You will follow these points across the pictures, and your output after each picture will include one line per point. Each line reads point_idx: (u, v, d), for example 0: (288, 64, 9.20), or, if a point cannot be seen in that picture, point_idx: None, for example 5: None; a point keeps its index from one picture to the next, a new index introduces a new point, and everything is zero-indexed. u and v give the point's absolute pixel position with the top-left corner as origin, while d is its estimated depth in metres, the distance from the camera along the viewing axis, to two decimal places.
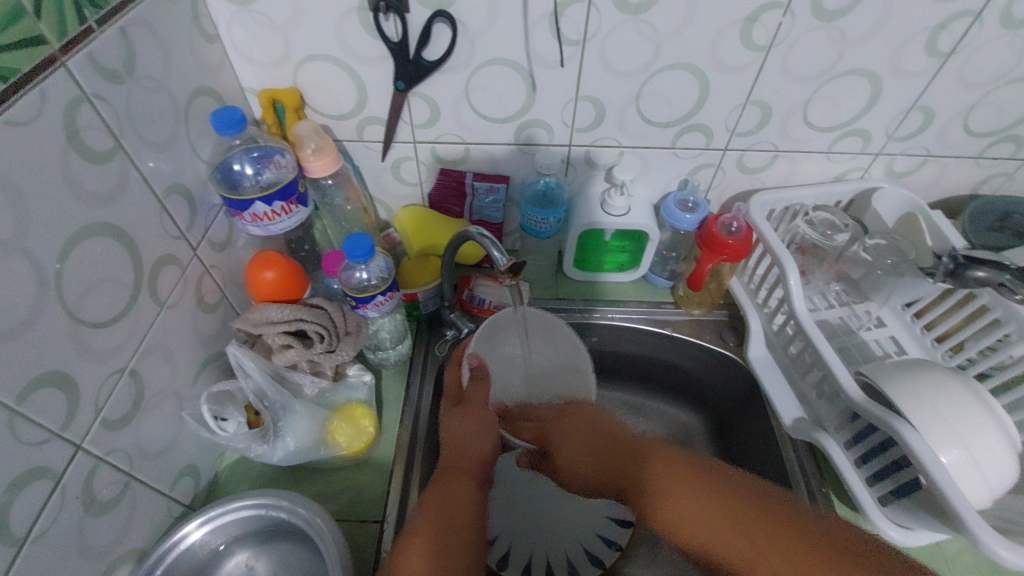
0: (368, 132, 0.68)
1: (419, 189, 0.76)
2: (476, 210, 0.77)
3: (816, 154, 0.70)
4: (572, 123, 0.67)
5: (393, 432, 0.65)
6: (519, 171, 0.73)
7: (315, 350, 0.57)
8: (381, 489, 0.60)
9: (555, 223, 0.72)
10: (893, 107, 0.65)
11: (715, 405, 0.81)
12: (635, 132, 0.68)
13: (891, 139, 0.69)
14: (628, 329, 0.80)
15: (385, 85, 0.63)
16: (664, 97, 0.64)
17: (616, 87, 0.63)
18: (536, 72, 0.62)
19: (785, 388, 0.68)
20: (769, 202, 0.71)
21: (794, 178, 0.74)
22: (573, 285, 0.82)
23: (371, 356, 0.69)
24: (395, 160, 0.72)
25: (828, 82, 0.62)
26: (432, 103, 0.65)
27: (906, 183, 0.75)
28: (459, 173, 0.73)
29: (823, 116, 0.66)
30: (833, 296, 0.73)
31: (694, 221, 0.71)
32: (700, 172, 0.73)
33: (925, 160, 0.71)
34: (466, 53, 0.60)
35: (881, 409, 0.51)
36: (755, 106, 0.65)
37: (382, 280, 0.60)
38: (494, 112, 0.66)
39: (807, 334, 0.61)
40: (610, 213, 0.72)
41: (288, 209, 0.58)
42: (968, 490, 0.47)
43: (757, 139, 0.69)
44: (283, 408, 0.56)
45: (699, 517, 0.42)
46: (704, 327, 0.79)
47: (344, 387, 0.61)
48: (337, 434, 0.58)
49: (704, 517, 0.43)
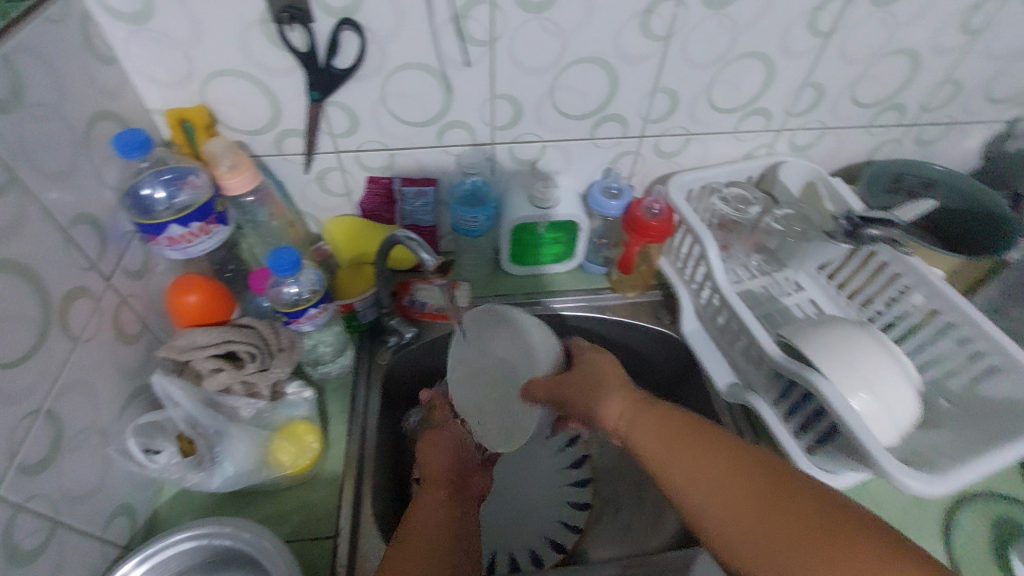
0: (287, 145, 0.67)
1: (347, 198, 0.76)
2: (408, 214, 0.77)
3: (725, 134, 0.75)
4: (492, 122, 0.69)
5: (340, 445, 0.65)
6: (446, 172, 0.74)
7: (247, 370, 0.56)
8: (331, 504, 0.60)
9: (485, 220, 0.74)
10: (788, 85, 0.69)
11: (658, 381, 0.85)
12: (554, 126, 0.70)
13: (790, 115, 0.74)
14: (569, 317, 0.82)
15: (298, 97, 0.62)
16: (577, 89, 0.66)
17: (530, 83, 0.65)
18: (450, 73, 0.62)
19: (717, 357, 0.71)
20: (686, 183, 0.76)
21: (709, 158, 0.78)
22: (513, 280, 0.84)
23: (312, 373, 0.69)
24: (319, 171, 0.71)
25: (727, 66, 0.66)
26: (350, 112, 0.65)
27: (808, 155, 0.80)
28: (386, 179, 0.73)
29: (726, 98, 0.70)
30: (754, 267, 0.76)
31: (620, 208, 0.73)
32: (621, 160, 0.76)
33: (823, 133, 0.77)
34: (378, 59, 0.60)
35: (798, 366, 0.55)
36: (663, 93, 0.68)
37: (314, 292, 0.60)
38: (413, 115, 0.66)
39: (729, 304, 0.65)
40: (539, 207, 0.74)
41: (208, 229, 0.57)
42: (878, 429, 0.52)
43: (669, 124, 0.72)
44: (219, 433, 0.54)
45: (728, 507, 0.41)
46: (640, 308, 0.82)
47: (282, 406, 0.61)
48: (280, 453, 0.57)
49: (741, 510, 0.41)
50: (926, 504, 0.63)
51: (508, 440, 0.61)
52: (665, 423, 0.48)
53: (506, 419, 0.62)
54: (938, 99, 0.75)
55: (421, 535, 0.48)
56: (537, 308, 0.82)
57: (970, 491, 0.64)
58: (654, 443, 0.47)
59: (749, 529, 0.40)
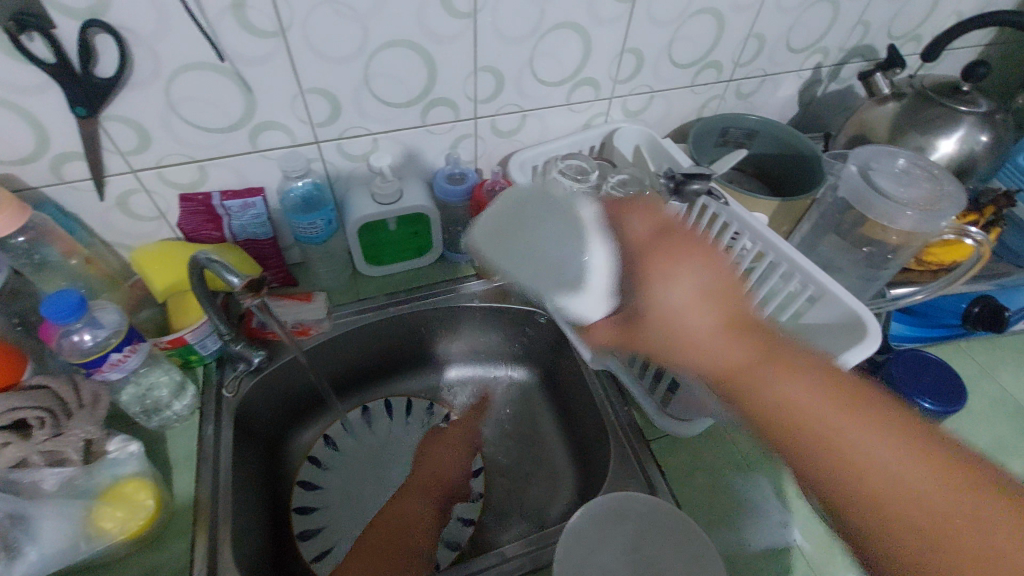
0: (67, 171, 0.58)
1: (163, 221, 0.68)
2: (238, 230, 0.70)
3: (559, 107, 0.75)
4: (309, 119, 0.63)
5: (188, 494, 0.59)
6: (272, 179, 0.68)
7: (38, 438, 0.49)
8: (183, 560, 0.55)
9: (326, 224, 0.69)
10: (607, 53, 0.70)
11: (538, 359, 0.85)
12: (379, 117, 0.66)
13: (617, 82, 0.75)
14: (438, 311, 0.80)
15: (63, 115, 0.54)
16: (393, 76, 0.63)
17: (339, 75, 0.60)
18: (244, 72, 0.57)
19: (581, 328, 0.73)
20: (528, 159, 0.75)
21: (549, 133, 0.78)
22: (374, 281, 0.81)
23: (148, 422, 0.62)
24: (119, 196, 0.63)
25: (543, 39, 0.65)
26: (135, 125, 0.57)
27: (644, 119, 0.83)
28: (203, 195, 0.66)
29: (550, 70, 0.69)
30: None
31: (465, 192, 0.73)
32: (461, 144, 0.74)
33: (652, 96, 0.79)
34: (151, 63, 0.53)
35: None
36: (485, 72, 0.66)
37: (117, 334, 0.53)
38: (214, 122, 0.59)
39: None
40: (381, 203, 0.71)
41: None
42: None
43: (500, 103, 0.71)
44: (20, 517, 0.48)
45: (898, 463, 0.36)
46: (508, 290, 0.82)
47: (104, 466, 0.53)
48: (103, 521, 0.51)
49: (915, 481, 0.36)
50: None
51: (504, 247, 0.48)
52: (787, 398, 0.40)
53: (547, 258, 0.45)
54: (748, 53, 0.79)
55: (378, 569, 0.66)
56: (404, 306, 0.78)
57: None
58: (776, 406, 0.40)
59: (927, 486, 0.35)
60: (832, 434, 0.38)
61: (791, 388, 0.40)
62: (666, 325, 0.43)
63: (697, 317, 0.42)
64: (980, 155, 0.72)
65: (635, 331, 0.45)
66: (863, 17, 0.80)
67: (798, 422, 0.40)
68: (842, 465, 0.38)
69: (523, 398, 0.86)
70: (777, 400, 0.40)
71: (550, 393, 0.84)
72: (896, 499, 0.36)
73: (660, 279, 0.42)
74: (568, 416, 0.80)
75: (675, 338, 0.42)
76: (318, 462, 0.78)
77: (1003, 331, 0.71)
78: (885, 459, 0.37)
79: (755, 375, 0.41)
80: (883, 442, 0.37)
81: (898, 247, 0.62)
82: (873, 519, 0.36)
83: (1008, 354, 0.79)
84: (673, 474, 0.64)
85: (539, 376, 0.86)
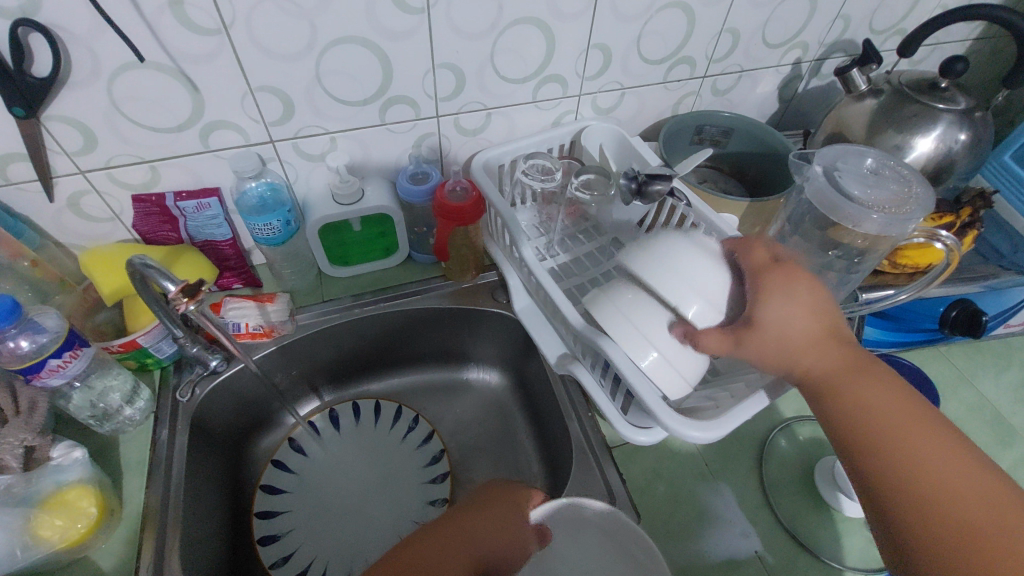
0: (12, 172, 0.57)
1: (118, 222, 0.67)
2: (196, 230, 0.69)
3: (525, 104, 0.73)
4: (261, 119, 0.62)
5: (137, 500, 0.58)
6: (229, 179, 0.67)
7: None
8: (129, 568, 0.54)
9: (284, 225, 0.67)
10: (572, 49, 0.68)
11: (509, 361, 0.84)
12: (336, 115, 0.65)
13: (584, 79, 0.73)
14: (405, 313, 0.79)
15: (1, 116, 0.52)
16: (347, 74, 0.61)
17: (290, 72, 0.59)
18: (188, 70, 0.55)
19: (547, 330, 0.71)
20: (493, 158, 0.72)
21: (517, 131, 0.76)
22: (341, 283, 0.79)
23: (98, 426, 0.60)
24: (70, 197, 0.62)
25: (502, 35, 0.63)
26: (78, 125, 0.56)
27: (616, 117, 0.81)
28: (157, 195, 0.65)
29: (512, 67, 0.67)
30: (581, 234, 0.77)
31: (427, 192, 0.70)
32: (425, 143, 0.73)
33: (622, 93, 0.77)
34: (89, 62, 0.51)
35: (592, 332, 0.56)
36: (444, 69, 0.64)
37: (56, 340, 0.52)
38: (161, 121, 0.58)
39: (540, 278, 0.64)
40: (342, 204, 0.70)
41: None
42: (666, 385, 0.53)
43: (462, 101, 0.69)
44: None
45: (938, 465, 0.39)
46: (477, 292, 0.80)
47: (47, 472, 0.52)
48: (41, 529, 0.49)
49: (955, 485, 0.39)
50: (746, 437, 0.66)
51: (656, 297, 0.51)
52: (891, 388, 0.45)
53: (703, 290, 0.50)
54: (721, 49, 0.77)
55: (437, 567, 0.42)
56: (368, 307, 0.77)
57: (784, 417, 0.68)
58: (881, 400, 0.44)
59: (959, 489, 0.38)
60: (898, 439, 0.42)
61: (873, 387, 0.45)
62: (777, 341, 0.49)
63: (800, 323, 0.49)
64: (958, 154, 0.69)
65: (750, 336, 0.49)
66: (842, 10, 0.78)
67: (862, 416, 0.44)
68: (876, 459, 0.42)
69: (494, 401, 0.84)
70: (870, 391, 0.45)
71: (521, 396, 0.83)
72: (926, 489, 0.39)
73: (771, 305, 0.49)
74: (538, 420, 0.79)
75: (785, 353, 0.49)
76: (283, 466, 0.77)
77: (980, 335, 0.69)
78: (926, 454, 0.40)
79: (850, 375, 0.46)
80: (935, 449, 0.40)
81: (865, 250, 0.61)
82: (903, 508, 0.39)
83: (987, 358, 0.77)
84: (634, 482, 0.63)
85: (511, 379, 0.84)
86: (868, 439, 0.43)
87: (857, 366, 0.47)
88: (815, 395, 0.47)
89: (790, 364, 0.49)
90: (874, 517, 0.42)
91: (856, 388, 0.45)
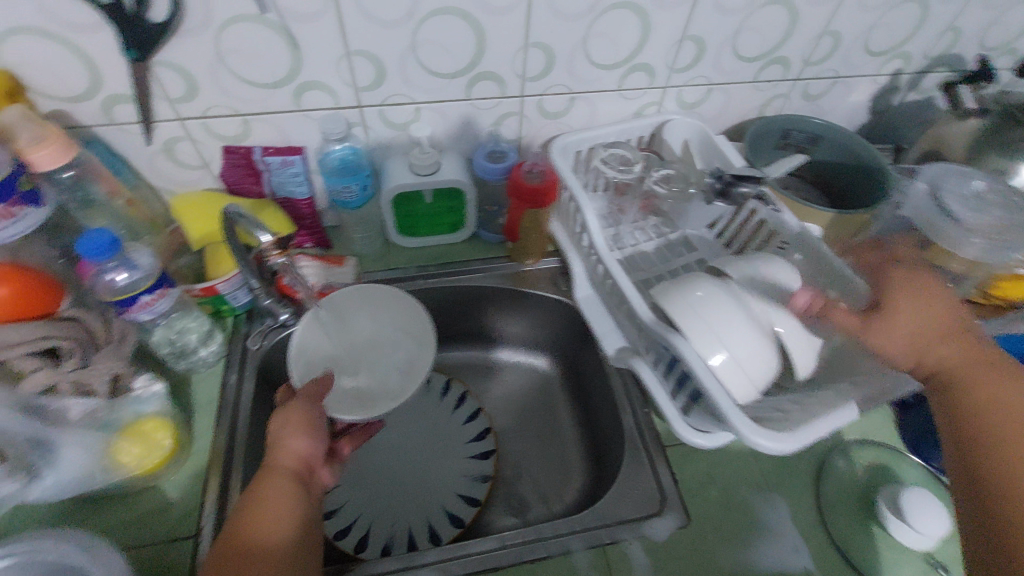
0: (118, 113, 0.59)
1: (207, 172, 0.69)
2: (278, 186, 0.70)
3: (610, 92, 0.72)
4: (353, 82, 0.63)
5: (206, 438, 0.60)
6: (314, 140, 0.68)
7: (67, 368, 0.51)
8: (194, 502, 0.56)
9: (361, 190, 0.69)
10: (666, 39, 0.67)
11: (564, 350, 0.84)
12: (425, 86, 0.65)
13: (674, 71, 0.71)
14: (466, 290, 0.79)
15: (116, 57, 0.54)
16: (442, 45, 0.61)
17: (388, 38, 0.59)
18: (292, 27, 0.56)
19: (606, 320, 0.70)
20: (572, 144, 0.71)
21: (597, 118, 0.75)
22: (407, 253, 0.80)
23: (175, 364, 0.63)
24: (166, 142, 0.64)
25: (600, 19, 0.62)
26: (184, 73, 0.58)
27: (699, 113, 0.79)
28: (245, 149, 0.67)
29: (605, 53, 0.66)
30: (650, 228, 0.76)
31: (503, 171, 0.70)
32: (505, 122, 0.72)
33: (710, 89, 0.75)
34: (203, 12, 0.53)
35: (666, 329, 0.54)
36: (537, 49, 0.64)
37: (147, 278, 0.54)
38: (262, 77, 0.60)
39: (611, 268, 0.64)
40: (418, 173, 0.69)
41: (11, 212, 0.50)
42: (734, 388, 0.52)
43: (549, 82, 0.68)
44: (45, 444, 0.49)
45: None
46: (538, 277, 0.80)
47: (128, 403, 0.55)
48: (121, 455, 0.52)
49: None
50: (803, 456, 0.65)
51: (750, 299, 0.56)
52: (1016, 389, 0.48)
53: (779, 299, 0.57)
54: (819, 52, 0.74)
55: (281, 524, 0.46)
56: (435, 279, 0.78)
57: (844, 438, 0.66)
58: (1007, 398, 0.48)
59: None
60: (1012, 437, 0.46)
61: (999, 385, 0.49)
62: (912, 329, 0.51)
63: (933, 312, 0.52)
64: None
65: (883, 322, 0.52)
66: (955, 22, 0.73)
67: (987, 418, 0.48)
68: (993, 447, 0.46)
69: (544, 388, 0.85)
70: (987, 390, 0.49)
71: (572, 386, 0.83)
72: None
73: (906, 303, 0.52)
74: (588, 411, 0.79)
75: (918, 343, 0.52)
76: None
77: None
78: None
79: (966, 370, 0.50)
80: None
81: (961, 276, 0.58)
82: (996, 479, 0.45)
83: None
84: (686, 484, 0.62)
85: (564, 368, 0.84)
86: (984, 429, 0.48)
87: (987, 360, 0.50)
88: (938, 387, 0.52)
89: (912, 354, 0.52)
90: (963, 489, 0.47)
91: (981, 385, 0.49)
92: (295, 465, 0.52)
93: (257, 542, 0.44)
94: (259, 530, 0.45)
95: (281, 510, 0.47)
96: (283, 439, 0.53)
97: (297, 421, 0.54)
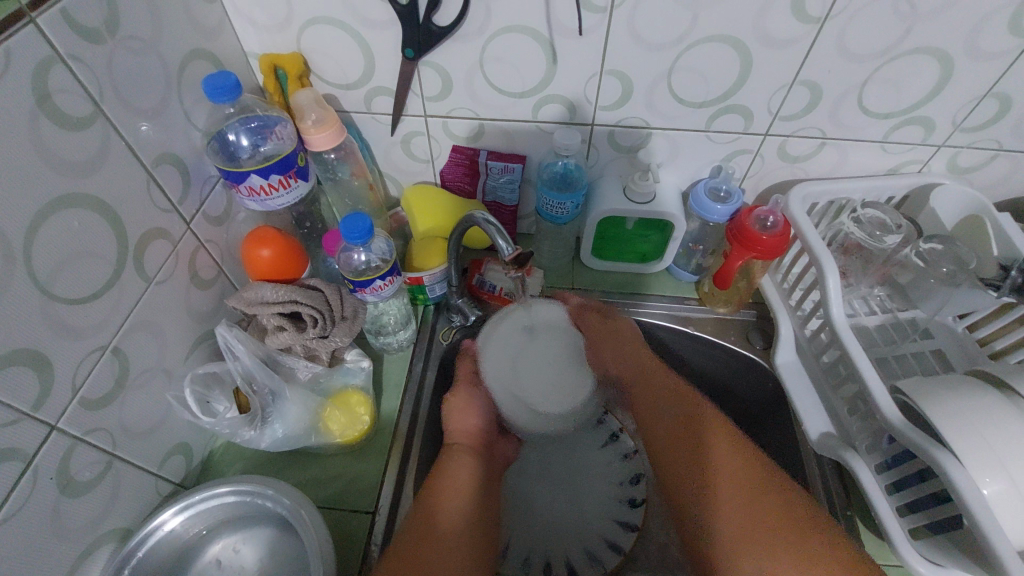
0: (376, 104, 0.64)
1: (430, 166, 0.72)
2: (490, 190, 0.72)
3: (870, 143, 0.63)
4: (595, 100, 0.61)
5: (391, 420, 0.63)
6: (537, 151, 0.69)
7: (308, 335, 0.55)
8: (375, 479, 0.58)
9: (573, 208, 0.67)
10: (964, 94, 0.57)
11: (738, 406, 0.75)
12: (666, 112, 0.62)
13: (958, 129, 0.61)
14: (646, 325, 0.74)
15: (393, 53, 0.58)
16: (701, 73, 0.57)
17: (647, 61, 0.57)
18: (557, 41, 0.56)
19: (812, 396, 0.62)
20: (813, 195, 0.64)
21: (843, 168, 0.67)
22: (592, 274, 0.77)
23: (373, 341, 0.67)
24: (406, 135, 0.67)
25: (890, 63, 0.55)
26: (445, 74, 0.60)
27: (970, 179, 0.67)
28: (472, 151, 0.68)
29: (880, 100, 0.58)
30: (875, 302, 0.66)
31: (725, 213, 0.65)
32: (736, 158, 0.67)
33: (996, 155, 0.63)
34: (482, 18, 0.54)
35: (924, 437, 0.47)
36: (803, 87, 0.58)
37: (382, 261, 0.58)
38: (511, 85, 0.60)
39: (843, 343, 0.56)
40: (632, 199, 0.66)
41: (287, 183, 0.55)
42: (1014, 531, 0.43)
43: (803, 124, 0.62)
44: (273, 394, 0.54)
45: None
46: (729, 327, 0.73)
47: (340, 372, 0.60)
48: (330, 421, 0.57)
49: None
50: None
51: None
52: None
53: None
54: None
55: (456, 514, 0.52)
56: (621, 305, 0.74)
57: None
58: None
59: None
60: None
61: None
62: None
63: None
64: None
65: None
66: None
67: None
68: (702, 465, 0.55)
69: None
70: None
71: None
72: None
73: None
74: None
75: None
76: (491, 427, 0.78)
77: None
78: None
79: (714, 440, 0.56)
80: None
81: None
82: None
83: None
84: None
85: (730, 424, 0.76)
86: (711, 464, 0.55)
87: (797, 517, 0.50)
88: None
89: None
90: None
91: (722, 503, 0.53)
92: (471, 441, 0.60)
93: (443, 531, 0.50)
94: (446, 517, 0.51)
95: (461, 489, 0.54)
96: (456, 418, 0.60)
97: (472, 399, 0.62)
